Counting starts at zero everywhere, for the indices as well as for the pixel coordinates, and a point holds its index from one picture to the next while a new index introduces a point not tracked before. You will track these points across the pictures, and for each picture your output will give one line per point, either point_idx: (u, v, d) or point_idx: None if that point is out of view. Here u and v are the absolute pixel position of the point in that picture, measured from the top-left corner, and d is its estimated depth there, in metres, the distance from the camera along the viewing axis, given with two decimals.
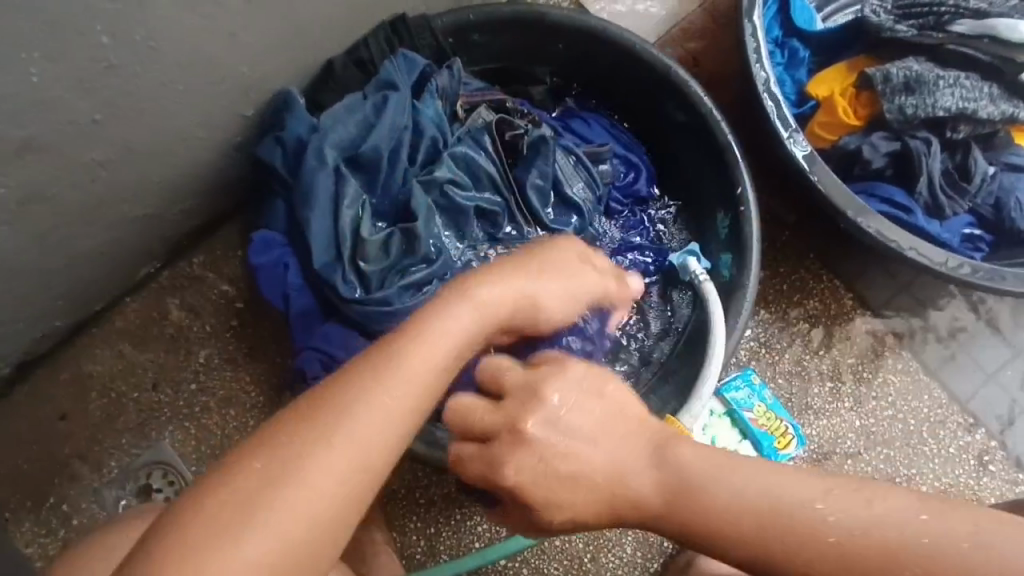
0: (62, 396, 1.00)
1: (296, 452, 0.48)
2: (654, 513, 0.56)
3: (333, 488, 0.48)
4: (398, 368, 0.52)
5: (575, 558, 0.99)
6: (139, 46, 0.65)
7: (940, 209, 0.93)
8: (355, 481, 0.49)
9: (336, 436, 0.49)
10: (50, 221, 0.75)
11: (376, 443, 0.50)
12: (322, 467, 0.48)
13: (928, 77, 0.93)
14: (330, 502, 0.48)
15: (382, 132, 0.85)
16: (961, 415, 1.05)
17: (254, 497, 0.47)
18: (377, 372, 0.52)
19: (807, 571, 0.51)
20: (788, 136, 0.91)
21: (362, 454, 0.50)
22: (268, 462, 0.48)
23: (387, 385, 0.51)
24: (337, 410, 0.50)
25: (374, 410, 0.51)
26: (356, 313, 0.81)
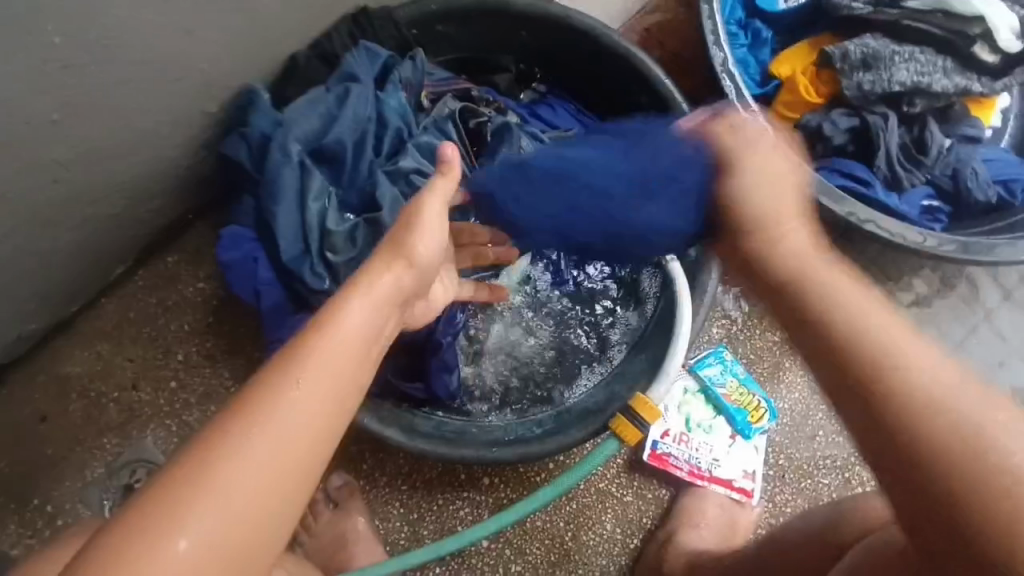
0: (42, 398, 1.01)
1: (217, 446, 0.48)
2: (842, 322, 0.55)
3: (266, 476, 0.48)
4: (314, 358, 0.53)
5: (556, 537, 1.01)
6: (94, 44, 0.66)
7: (898, 182, 0.96)
8: (278, 468, 0.49)
9: (259, 430, 0.49)
10: (15, 222, 0.76)
11: (302, 425, 0.51)
12: (244, 457, 0.48)
13: (884, 53, 0.95)
14: (266, 491, 0.48)
15: (346, 125, 0.86)
16: None
17: (189, 495, 0.46)
18: (296, 365, 0.52)
19: (928, 423, 0.49)
20: (748, 116, 0.92)
21: (288, 438, 0.50)
22: (195, 463, 0.48)
23: (305, 375, 0.52)
24: (263, 403, 0.50)
25: (292, 402, 0.51)
26: (326, 304, 0.82)
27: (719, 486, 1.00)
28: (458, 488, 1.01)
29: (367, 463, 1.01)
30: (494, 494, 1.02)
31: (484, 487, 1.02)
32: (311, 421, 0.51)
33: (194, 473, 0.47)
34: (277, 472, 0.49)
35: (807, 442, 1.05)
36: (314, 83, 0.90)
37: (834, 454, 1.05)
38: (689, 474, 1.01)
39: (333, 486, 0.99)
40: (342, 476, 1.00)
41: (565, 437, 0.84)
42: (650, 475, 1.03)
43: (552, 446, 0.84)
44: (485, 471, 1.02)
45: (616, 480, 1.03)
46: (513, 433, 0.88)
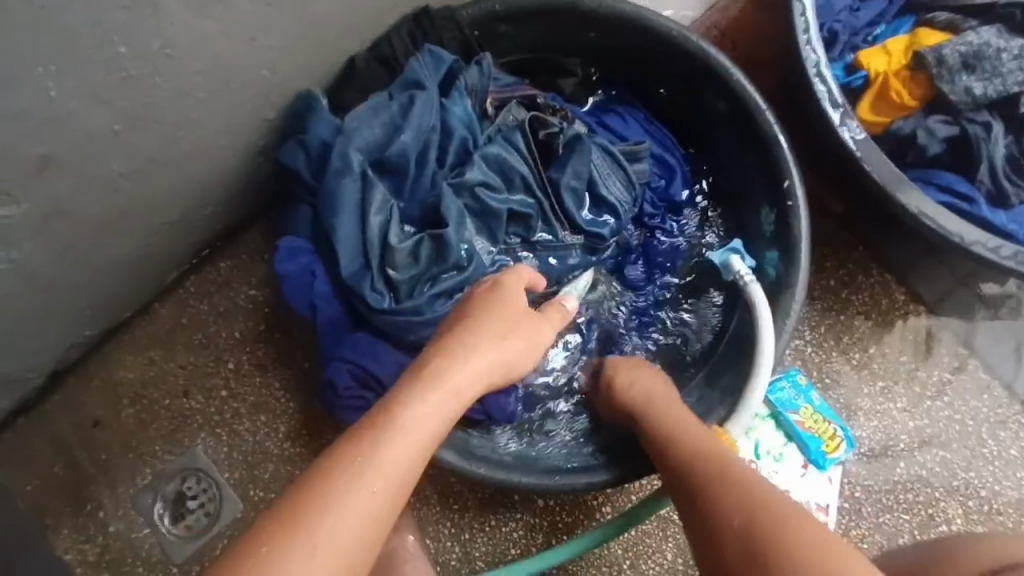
0: (95, 404, 1.00)
1: (277, 539, 0.48)
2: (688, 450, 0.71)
3: (353, 534, 0.50)
4: (379, 443, 0.54)
5: (613, 565, 0.96)
6: (157, 54, 0.63)
7: (1004, 196, 0.86)
8: (340, 558, 0.49)
9: (325, 522, 0.50)
10: (74, 235, 0.74)
11: (386, 487, 0.52)
12: (300, 548, 0.48)
13: (988, 51, 0.86)
14: (350, 550, 0.50)
15: (411, 135, 0.82)
16: (1022, 415, 0.99)
17: (280, 543, 0.48)
18: (358, 449, 0.53)
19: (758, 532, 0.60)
20: (839, 121, 0.85)
21: (351, 526, 0.50)
22: (255, 556, 0.48)
23: (368, 460, 0.53)
24: (349, 461, 0.53)
25: (355, 487, 0.51)
26: (386, 322, 0.79)
27: None
28: (513, 509, 0.98)
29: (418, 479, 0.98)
30: (549, 518, 0.98)
31: (538, 510, 0.98)
32: (394, 482, 0.53)
33: (285, 527, 0.49)
34: (361, 532, 0.50)
35: (887, 474, 0.97)
36: (373, 87, 0.86)
37: (917, 489, 0.97)
38: None
39: None
40: None
41: (634, 468, 0.79)
42: None
43: (619, 476, 0.79)
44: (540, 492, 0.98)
45: (678, 507, 0.98)
46: (576, 460, 0.83)
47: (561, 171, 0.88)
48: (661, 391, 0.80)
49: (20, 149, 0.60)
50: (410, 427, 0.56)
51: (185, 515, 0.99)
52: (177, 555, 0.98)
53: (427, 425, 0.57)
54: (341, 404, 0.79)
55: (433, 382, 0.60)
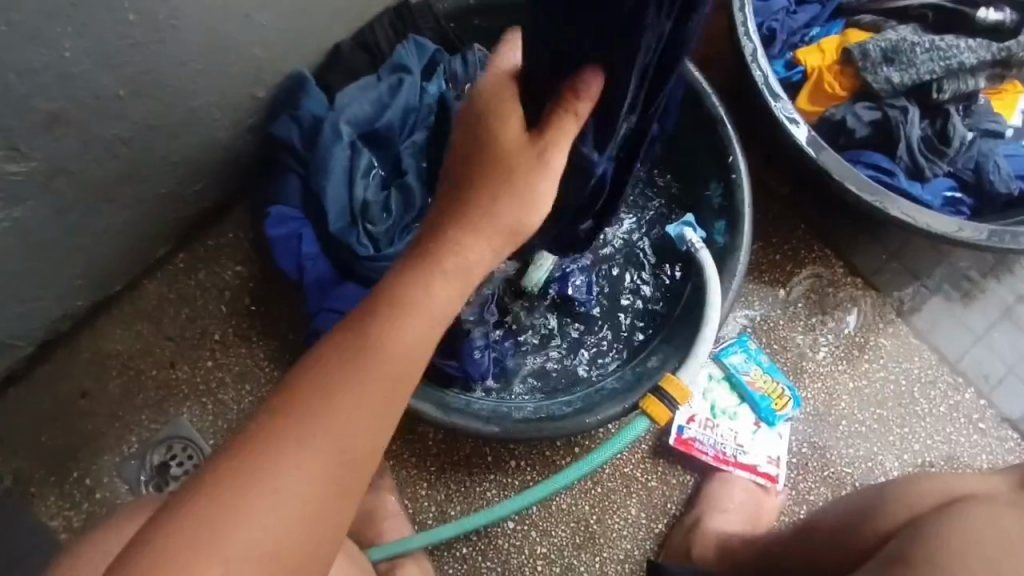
0: (82, 374, 1.04)
1: (278, 435, 0.54)
2: None
3: (333, 462, 0.55)
4: (375, 345, 0.59)
5: (581, 520, 1.02)
6: (161, 25, 0.70)
7: (921, 171, 0.97)
8: (337, 454, 0.55)
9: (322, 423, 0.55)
10: (74, 196, 0.79)
11: (358, 423, 0.56)
12: (300, 448, 0.54)
13: (904, 46, 0.97)
14: (349, 444, 0.56)
15: (395, 111, 0.92)
16: (950, 375, 1.09)
17: (259, 473, 0.53)
18: (354, 349, 0.58)
19: None
20: (776, 105, 0.95)
21: (348, 423, 0.56)
22: (262, 448, 0.54)
23: (362, 357, 0.58)
24: (321, 397, 0.56)
25: (347, 391, 0.56)
26: (367, 270, 0.88)
27: (744, 471, 1.02)
28: (487, 469, 1.03)
29: (396, 442, 1.03)
30: (521, 477, 1.03)
31: (510, 470, 1.03)
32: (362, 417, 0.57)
33: (261, 454, 0.53)
34: (338, 460, 0.55)
35: (831, 430, 1.06)
36: (356, 71, 0.95)
37: (857, 444, 1.06)
38: (714, 459, 1.02)
39: None
40: None
41: (594, 415, 0.87)
42: (674, 460, 1.04)
43: (581, 423, 0.86)
44: (512, 453, 1.04)
45: (641, 465, 1.04)
46: (544, 410, 0.90)
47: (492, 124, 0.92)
48: None
49: (33, 104, 0.66)
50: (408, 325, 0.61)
51: (170, 481, 1.02)
52: None
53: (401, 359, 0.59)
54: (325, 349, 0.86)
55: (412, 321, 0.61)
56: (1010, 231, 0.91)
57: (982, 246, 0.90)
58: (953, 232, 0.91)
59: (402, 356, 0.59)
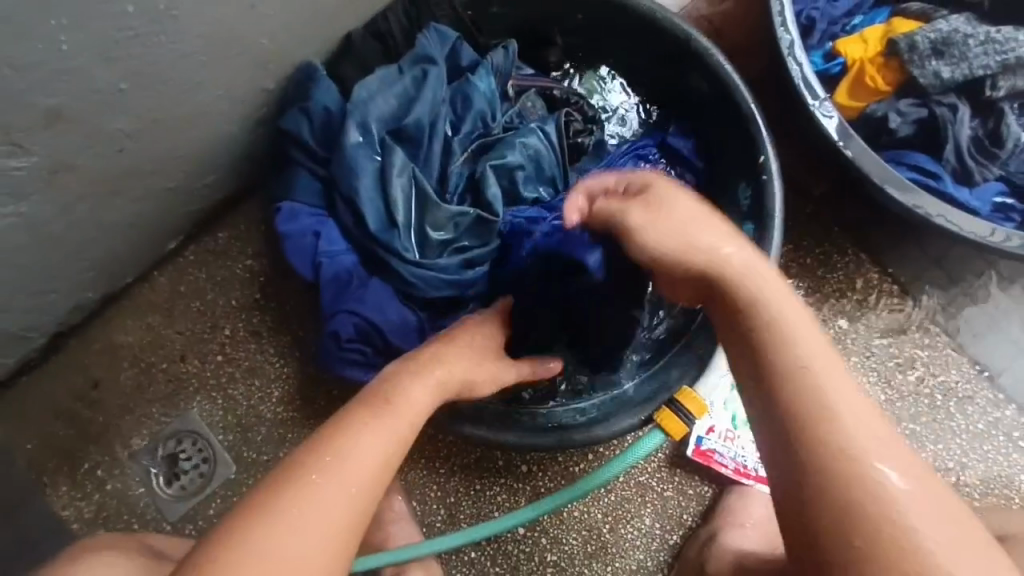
0: (95, 366, 1.04)
1: (282, 495, 0.52)
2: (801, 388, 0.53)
3: (333, 522, 0.52)
4: (385, 405, 0.61)
5: (593, 529, 0.99)
6: (161, 15, 0.67)
7: (969, 174, 0.90)
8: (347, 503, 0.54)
9: (323, 470, 0.54)
10: (79, 191, 0.77)
11: (354, 504, 0.54)
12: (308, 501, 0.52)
13: (956, 38, 0.90)
14: (346, 509, 0.53)
15: (423, 105, 0.88)
16: (990, 391, 1.03)
17: (272, 524, 0.51)
18: (365, 407, 0.60)
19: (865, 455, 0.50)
20: (815, 103, 0.89)
21: (354, 481, 0.54)
22: (283, 496, 0.52)
23: (371, 416, 0.59)
24: (323, 479, 0.54)
25: (358, 443, 0.57)
26: (410, 275, 0.84)
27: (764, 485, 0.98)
28: (498, 473, 1.01)
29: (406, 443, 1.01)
30: (533, 483, 1.01)
31: (521, 475, 1.01)
32: (365, 489, 0.55)
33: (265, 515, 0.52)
34: (330, 537, 0.52)
35: None
36: (368, 62, 0.91)
37: None
38: (734, 472, 0.98)
39: None
40: None
41: (612, 425, 0.84)
42: (692, 471, 1.00)
43: (596, 434, 0.84)
44: (523, 458, 1.01)
45: (657, 474, 1.01)
46: (557, 416, 0.87)
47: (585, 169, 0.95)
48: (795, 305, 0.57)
49: (31, 100, 0.64)
50: (400, 403, 0.62)
51: (180, 475, 1.02)
52: (170, 513, 1.01)
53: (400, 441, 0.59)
54: (340, 355, 0.83)
55: (403, 404, 0.62)
56: None
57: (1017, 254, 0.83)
58: (980, 235, 0.85)
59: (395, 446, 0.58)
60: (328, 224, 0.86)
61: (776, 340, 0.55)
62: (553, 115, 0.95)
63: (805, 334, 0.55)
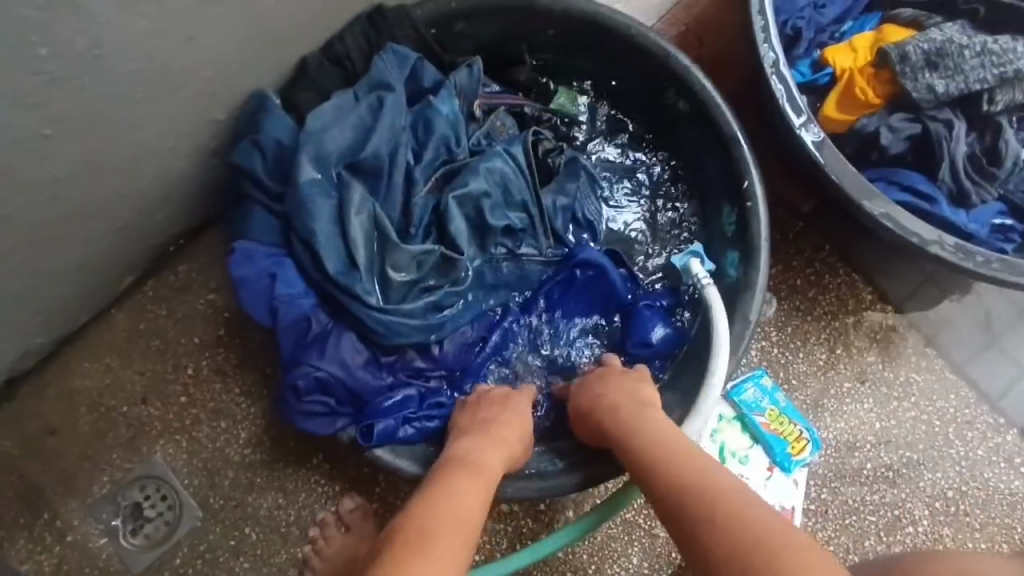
0: (51, 411, 0.98)
1: None
2: (667, 477, 0.65)
3: None
4: (426, 524, 0.59)
5: (578, 570, 0.95)
6: (85, 56, 0.61)
7: (965, 195, 0.85)
8: None
9: None
10: (13, 239, 0.72)
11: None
12: None
13: (951, 48, 0.85)
14: None
15: (381, 136, 0.82)
16: (990, 415, 0.98)
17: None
18: (399, 550, 0.57)
19: (695, 493, 0.62)
20: (801, 124, 0.84)
21: None
22: None
23: (417, 553, 0.56)
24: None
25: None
26: (374, 321, 0.78)
27: None
28: None
29: (381, 485, 0.98)
30: (514, 523, 0.95)
31: (502, 516, 0.96)
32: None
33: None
34: None
35: (854, 476, 0.97)
36: (327, 88, 0.85)
37: (882, 490, 0.96)
38: None
39: (345, 508, 0.94)
40: (354, 498, 0.95)
41: (597, 468, 0.79)
42: None
43: (579, 479, 0.78)
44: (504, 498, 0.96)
45: (644, 511, 0.96)
46: (536, 464, 0.82)
47: (556, 192, 0.89)
48: (645, 400, 0.76)
49: None
50: (436, 508, 0.61)
51: (144, 524, 0.97)
52: (134, 564, 0.96)
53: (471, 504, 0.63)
54: (301, 408, 0.76)
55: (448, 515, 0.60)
56: None
57: (985, 277, 0.79)
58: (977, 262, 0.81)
59: (455, 514, 0.61)
60: (285, 264, 0.79)
61: (653, 454, 0.68)
62: (521, 135, 0.90)
63: (655, 424, 0.71)
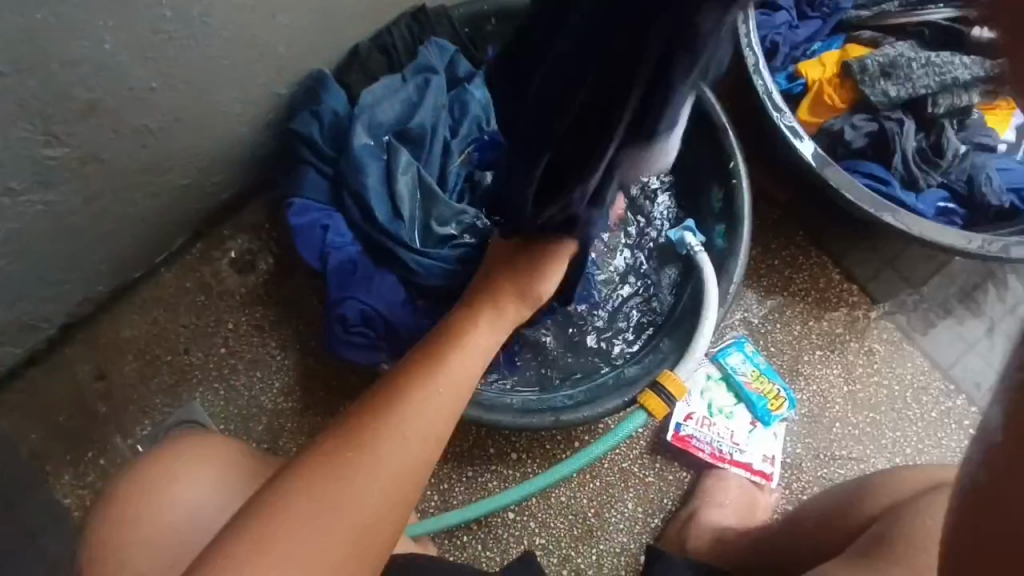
0: (99, 357, 1.06)
1: (323, 476, 0.59)
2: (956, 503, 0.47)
3: (366, 509, 0.59)
4: (418, 392, 0.66)
5: (579, 513, 1.05)
6: (194, 21, 0.74)
7: (915, 181, 1.00)
8: (371, 506, 0.59)
9: (371, 461, 0.60)
10: (104, 181, 0.83)
11: (386, 480, 0.60)
12: (339, 489, 0.58)
13: (902, 62, 1.02)
14: (369, 511, 0.59)
15: (426, 110, 0.97)
16: (942, 381, 1.12)
17: (351, 473, 0.59)
18: (397, 403, 0.65)
19: None
20: (777, 116, 0.99)
21: (379, 481, 0.60)
22: (329, 482, 0.58)
23: (376, 437, 0.62)
24: (322, 487, 0.58)
25: (378, 452, 0.61)
26: (415, 263, 0.93)
27: (740, 469, 1.05)
28: (488, 461, 1.05)
29: None
30: (522, 469, 1.05)
31: (511, 463, 1.06)
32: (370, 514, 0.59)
33: (301, 501, 0.57)
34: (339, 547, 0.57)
35: (825, 432, 1.09)
36: (374, 71, 0.98)
37: (850, 446, 1.09)
38: (710, 456, 1.06)
39: None
40: None
41: (599, 406, 0.91)
42: (672, 457, 1.07)
43: (584, 414, 0.91)
44: (513, 446, 1.06)
45: (639, 460, 1.07)
46: (548, 400, 0.94)
47: None
48: None
49: (73, 92, 0.71)
50: (425, 403, 0.66)
51: None
52: None
53: (436, 417, 0.66)
54: (346, 338, 0.90)
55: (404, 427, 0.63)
56: (1010, 240, 0.94)
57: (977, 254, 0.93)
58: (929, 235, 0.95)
59: (404, 459, 0.62)
60: (334, 217, 0.95)
61: None
62: None
63: None
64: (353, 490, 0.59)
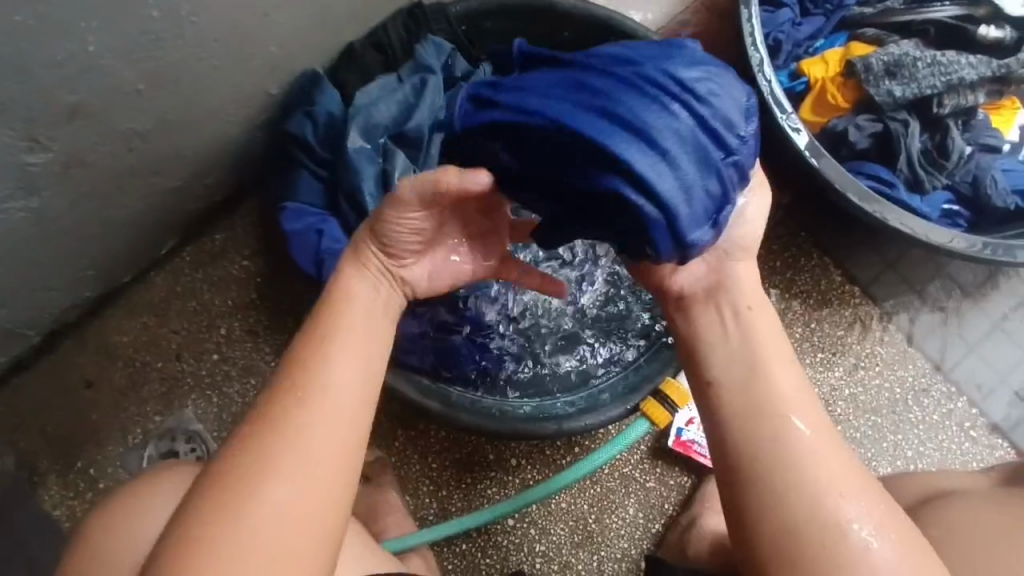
0: (87, 364, 1.03)
1: (241, 460, 0.52)
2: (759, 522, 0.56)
3: (308, 465, 0.52)
4: (318, 346, 0.57)
5: (580, 519, 1.03)
6: (182, 21, 0.71)
7: (920, 183, 0.99)
8: (309, 453, 0.52)
9: (293, 420, 0.53)
10: (89, 186, 0.80)
11: (316, 431, 0.53)
12: (262, 464, 0.52)
13: (907, 60, 0.99)
14: (311, 470, 0.52)
15: (422, 111, 0.96)
16: (943, 383, 1.11)
17: (271, 442, 0.52)
18: (296, 365, 0.56)
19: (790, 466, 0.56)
20: (783, 117, 0.96)
21: (311, 437, 0.53)
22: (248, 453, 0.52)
23: (294, 398, 0.54)
24: (242, 475, 0.51)
25: (296, 415, 0.53)
26: None
27: None
28: (488, 468, 1.04)
29: (399, 441, 1.04)
30: (522, 475, 1.04)
31: (511, 468, 1.04)
32: (314, 465, 0.52)
33: (203, 546, 0.49)
34: (294, 513, 0.51)
35: None
36: (369, 70, 0.96)
37: (852, 450, 1.08)
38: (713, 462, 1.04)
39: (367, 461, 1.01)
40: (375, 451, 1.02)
41: (600, 414, 0.89)
42: (673, 462, 1.06)
43: (584, 424, 0.89)
44: (513, 452, 1.05)
45: (640, 466, 1.06)
46: (549, 408, 0.92)
47: None
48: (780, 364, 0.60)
49: (56, 95, 0.68)
50: (329, 353, 0.56)
51: None
52: None
53: (338, 378, 0.55)
54: None
55: (312, 383, 0.55)
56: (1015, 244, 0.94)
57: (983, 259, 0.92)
58: (929, 236, 0.94)
59: (330, 403, 0.54)
60: (329, 222, 0.93)
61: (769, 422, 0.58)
62: None
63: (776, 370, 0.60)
64: (280, 455, 0.52)
